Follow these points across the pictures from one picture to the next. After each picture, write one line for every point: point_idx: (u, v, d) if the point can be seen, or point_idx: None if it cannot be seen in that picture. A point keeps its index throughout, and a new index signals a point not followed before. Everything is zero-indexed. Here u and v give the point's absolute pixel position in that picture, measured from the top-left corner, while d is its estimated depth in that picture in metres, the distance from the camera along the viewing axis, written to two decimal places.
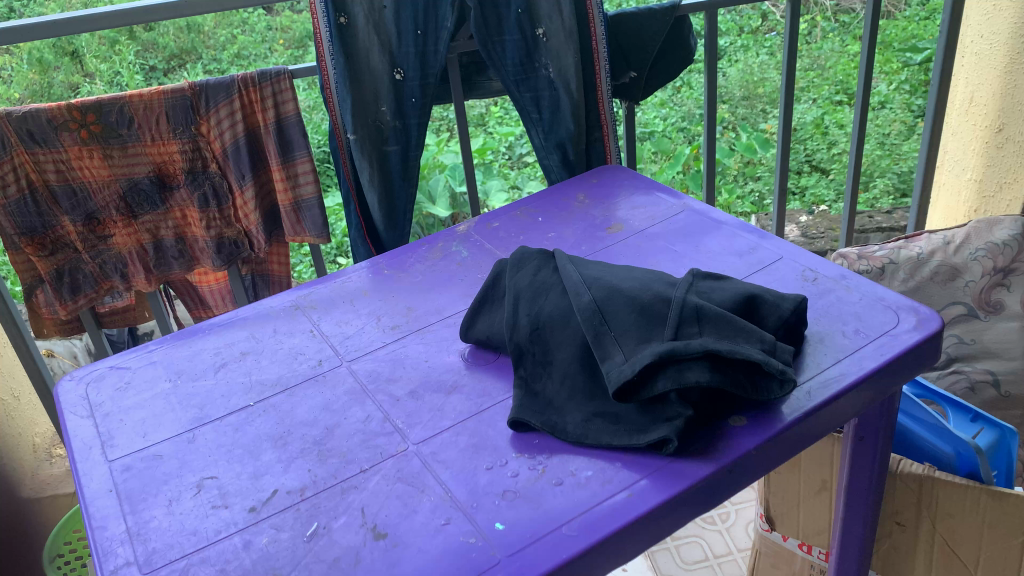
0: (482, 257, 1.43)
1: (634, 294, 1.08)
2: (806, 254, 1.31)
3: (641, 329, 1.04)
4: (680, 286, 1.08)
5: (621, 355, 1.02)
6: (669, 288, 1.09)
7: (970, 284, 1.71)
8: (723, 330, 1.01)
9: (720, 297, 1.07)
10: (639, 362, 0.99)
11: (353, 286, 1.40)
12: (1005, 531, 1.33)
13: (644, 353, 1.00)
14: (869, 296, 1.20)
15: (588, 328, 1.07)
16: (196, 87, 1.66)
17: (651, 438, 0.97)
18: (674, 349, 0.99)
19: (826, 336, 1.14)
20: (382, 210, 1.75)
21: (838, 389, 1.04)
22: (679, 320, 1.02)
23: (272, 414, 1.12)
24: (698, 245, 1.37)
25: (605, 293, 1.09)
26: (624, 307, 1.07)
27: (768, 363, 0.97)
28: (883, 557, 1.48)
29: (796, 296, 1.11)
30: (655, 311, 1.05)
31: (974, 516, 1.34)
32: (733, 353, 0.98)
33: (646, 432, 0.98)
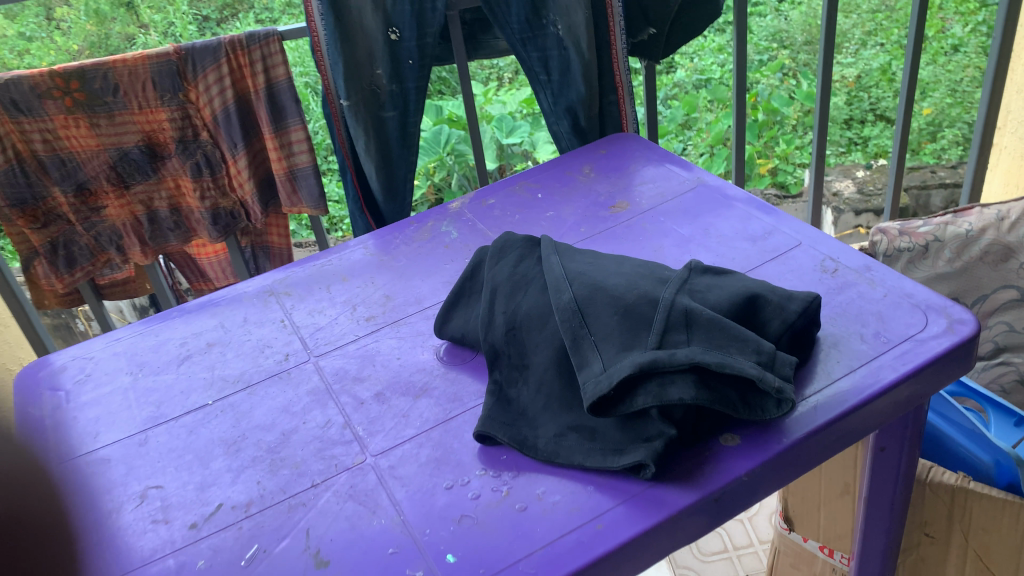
0: (474, 238, 1.32)
1: (618, 292, 0.96)
2: (830, 239, 1.17)
3: (623, 335, 0.92)
4: (671, 284, 0.96)
5: (599, 364, 0.91)
6: (658, 285, 0.96)
7: None
8: (715, 339, 0.89)
9: (717, 297, 0.95)
10: (617, 375, 0.88)
11: (334, 270, 1.32)
12: None
13: (623, 363, 0.89)
14: (894, 292, 1.06)
15: (566, 331, 0.96)
16: (182, 51, 1.55)
17: (627, 462, 0.86)
18: (656, 361, 0.87)
19: (841, 340, 1.00)
20: (380, 180, 1.63)
21: (848, 406, 0.91)
22: (665, 327, 0.91)
23: (230, 414, 1.05)
24: (708, 227, 1.25)
25: (586, 290, 0.98)
26: (606, 309, 0.95)
27: (763, 380, 0.85)
28: (910, 569, 1.35)
29: (806, 295, 0.98)
30: (640, 313, 0.93)
31: (1012, 533, 1.21)
32: (722, 367, 0.86)
33: (623, 453, 0.88)
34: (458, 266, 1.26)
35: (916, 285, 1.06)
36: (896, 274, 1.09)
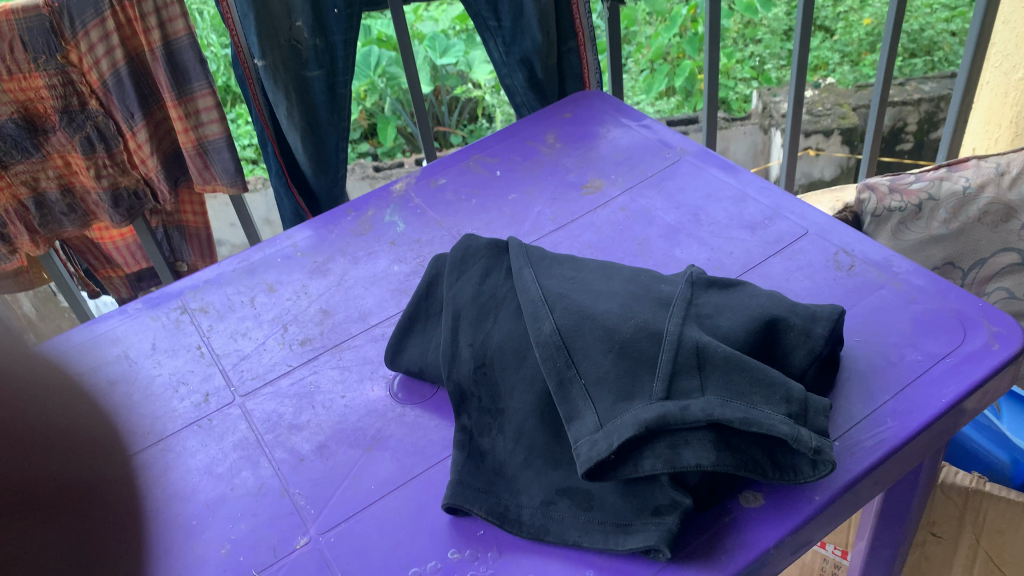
0: (424, 231, 1.12)
1: (610, 322, 0.78)
2: (840, 227, 1.01)
3: (620, 379, 0.75)
4: (674, 310, 0.79)
5: (593, 419, 0.74)
6: (658, 311, 0.79)
7: None
8: (735, 385, 0.73)
9: (730, 325, 0.78)
10: (617, 436, 0.72)
11: (258, 274, 1.10)
12: None
13: (624, 420, 0.73)
14: (923, 297, 0.91)
15: (549, 373, 0.78)
16: (54, 3, 1.27)
17: (634, 542, 0.71)
18: (665, 419, 0.71)
19: (868, 361, 0.85)
20: (308, 151, 1.40)
21: (886, 451, 0.77)
22: (673, 370, 0.74)
23: (141, 479, 0.86)
24: (698, 211, 1.07)
25: (571, 319, 0.80)
26: (598, 344, 0.77)
27: (798, 439, 0.69)
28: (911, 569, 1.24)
29: (832, 311, 0.82)
30: (640, 350, 0.76)
31: None
32: (747, 425, 0.70)
33: (628, 530, 0.72)
34: (408, 270, 1.06)
35: (947, 287, 0.91)
36: (921, 271, 0.94)
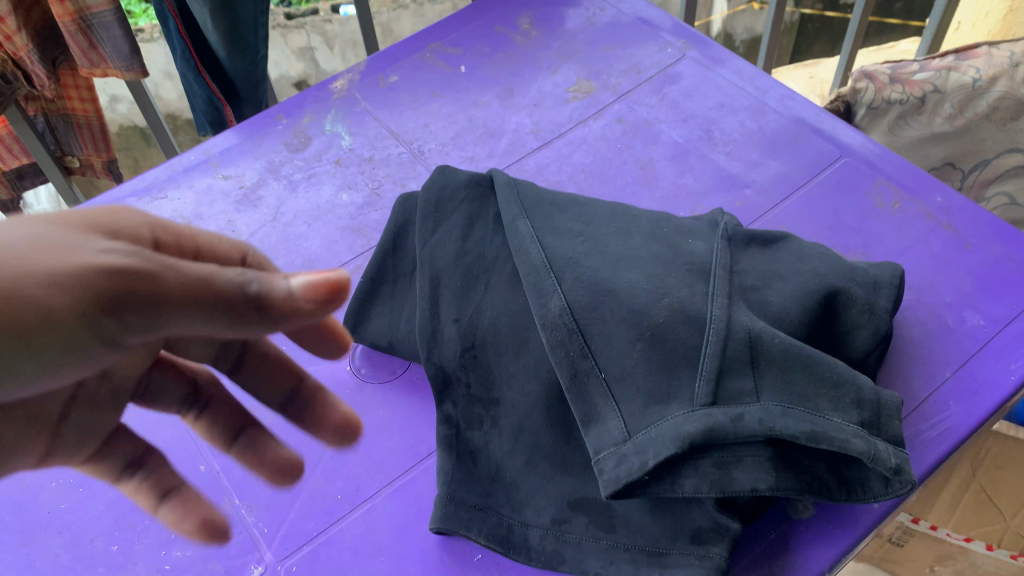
0: (376, 147, 0.92)
1: (636, 301, 0.62)
2: (879, 150, 0.86)
3: (653, 375, 0.60)
4: (715, 285, 0.63)
5: (618, 427, 0.60)
6: (694, 285, 0.63)
7: None
8: (795, 386, 0.59)
9: (781, 303, 0.64)
10: (653, 452, 0.57)
11: (169, 201, 0.88)
12: None
13: (660, 431, 0.58)
14: (981, 242, 0.77)
15: (559, 364, 0.62)
16: None
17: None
18: (715, 434, 0.57)
19: (922, 327, 0.73)
20: (221, 26, 1.13)
21: (953, 445, 0.66)
22: (721, 369, 0.59)
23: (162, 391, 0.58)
24: (710, 125, 0.90)
25: (586, 294, 0.63)
26: (622, 330, 0.62)
27: (876, 459, 0.57)
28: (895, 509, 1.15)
29: (893, 275, 0.68)
30: (678, 340, 0.61)
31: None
32: (815, 441, 0.57)
33: (662, 561, 0.59)
34: (360, 200, 0.87)
35: (1006, 230, 0.78)
36: (976, 208, 0.80)
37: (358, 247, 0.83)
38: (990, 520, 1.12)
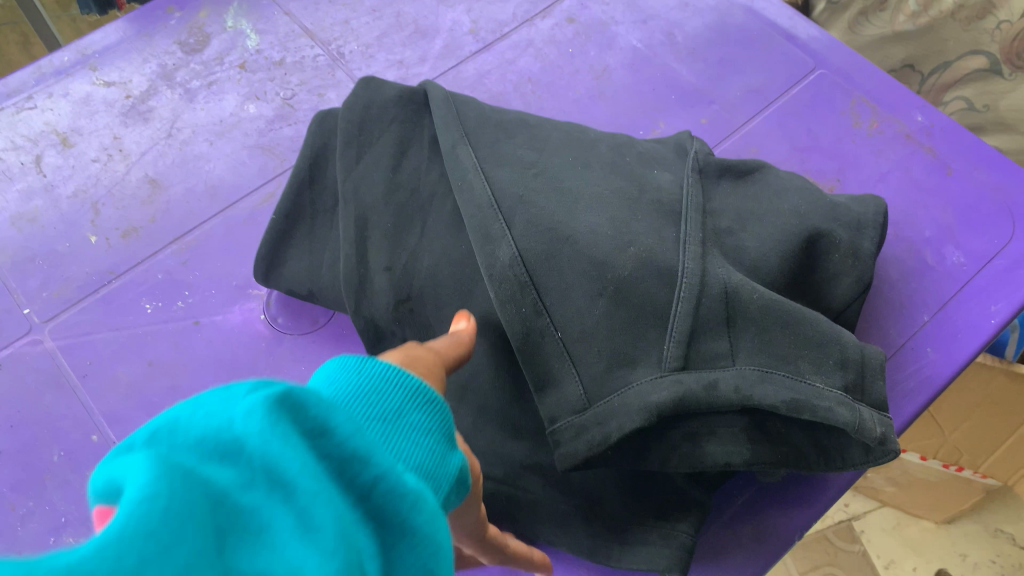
0: (288, 48, 0.79)
1: (598, 249, 0.53)
2: (857, 59, 0.77)
3: (616, 336, 0.52)
4: (687, 229, 0.55)
5: (577, 394, 0.52)
6: (663, 230, 0.55)
7: (1004, 26, 0.98)
8: (776, 348, 0.52)
9: (759, 248, 0.56)
10: (616, 423, 0.50)
11: (37, 112, 0.74)
12: (1001, 412, 0.91)
13: (625, 401, 0.51)
14: (964, 170, 0.70)
15: (508, 323, 0.53)
16: None
17: (635, 559, 0.55)
18: (686, 403, 0.50)
19: (900, 265, 0.67)
20: None
21: (927, 398, 0.62)
22: (693, 330, 0.52)
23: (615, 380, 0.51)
24: (672, 27, 0.80)
25: (540, 240, 0.54)
26: (581, 283, 0.53)
27: (861, 430, 0.50)
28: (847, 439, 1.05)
29: (877, 212, 0.60)
30: (646, 295, 0.52)
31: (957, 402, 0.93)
32: (797, 411, 0.50)
33: (623, 539, 0.56)
34: (270, 113, 0.75)
35: (989, 153, 0.71)
36: (958, 128, 0.73)
37: (270, 170, 0.72)
38: (928, 434, 0.99)
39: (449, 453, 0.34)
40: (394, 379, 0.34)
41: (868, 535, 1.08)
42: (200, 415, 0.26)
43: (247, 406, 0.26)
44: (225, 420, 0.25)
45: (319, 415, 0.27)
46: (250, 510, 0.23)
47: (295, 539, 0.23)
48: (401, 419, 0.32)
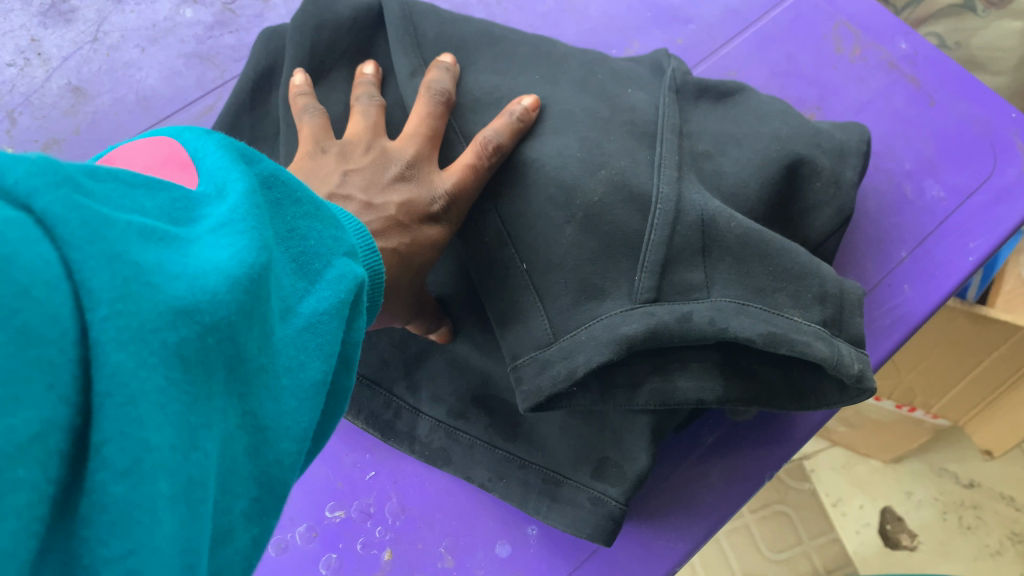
0: None
1: (566, 173, 0.48)
2: None
3: (581, 263, 0.47)
4: (663, 151, 0.50)
5: (542, 328, 0.47)
6: (636, 152, 0.50)
7: None
8: (754, 278, 0.47)
9: (737, 174, 0.53)
10: (582, 357, 0.45)
11: None
12: (953, 350, 0.89)
13: (592, 334, 0.45)
14: (948, 100, 0.67)
15: (486, 255, 0.50)
16: None
17: (561, 517, 0.51)
18: (657, 336, 0.44)
19: (878, 200, 0.64)
20: None
21: (900, 338, 0.60)
22: (668, 259, 0.46)
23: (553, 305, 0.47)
24: None
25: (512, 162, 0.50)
26: (549, 210, 0.48)
27: (839, 365, 0.46)
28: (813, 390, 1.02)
29: (860, 139, 0.57)
30: (615, 220, 0.47)
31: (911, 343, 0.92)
32: (775, 344, 0.45)
33: (555, 491, 0.51)
34: (209, 17, 0.68)
35: (975, 84, 0.68)
36: (942, 57, 0.69)
37: (208, 81, 0.66)
38: (884, 374, 0.97)
39: None
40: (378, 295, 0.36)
41: (818, 473, 1.07)
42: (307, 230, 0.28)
43: (339, 267, 0.28)
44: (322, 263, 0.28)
45: (361, 311, 0.29)
46: (289, 345, 0.25)
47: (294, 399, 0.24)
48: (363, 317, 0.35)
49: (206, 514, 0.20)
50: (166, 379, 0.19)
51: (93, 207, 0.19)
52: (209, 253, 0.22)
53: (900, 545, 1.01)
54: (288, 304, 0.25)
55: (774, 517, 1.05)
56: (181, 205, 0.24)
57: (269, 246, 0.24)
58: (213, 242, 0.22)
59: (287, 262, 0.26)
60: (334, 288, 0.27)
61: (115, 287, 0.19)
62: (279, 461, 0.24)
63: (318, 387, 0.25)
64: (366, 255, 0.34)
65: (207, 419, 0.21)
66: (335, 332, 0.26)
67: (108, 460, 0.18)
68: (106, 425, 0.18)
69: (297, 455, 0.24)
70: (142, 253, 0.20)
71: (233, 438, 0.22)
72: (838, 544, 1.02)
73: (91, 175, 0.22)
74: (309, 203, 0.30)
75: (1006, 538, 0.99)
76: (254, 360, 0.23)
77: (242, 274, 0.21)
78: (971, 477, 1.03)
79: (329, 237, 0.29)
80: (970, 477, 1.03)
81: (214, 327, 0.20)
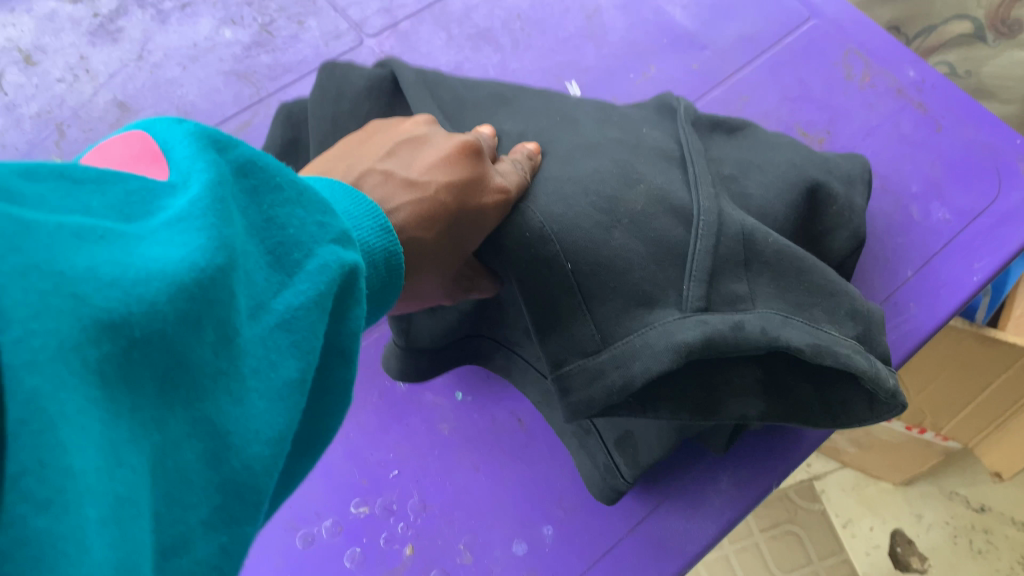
0: None
1: (606, 186, 0.49)
2: (852, 10, 0.75)
3: (631, 269, 0.47)
4: (695, 172, 0.52)
5: (588, 334, 0.47)
6: (668, 172, 0.52)
7: None
8: (792, 294, 0.50)
9: (763, 197, 0.54)
10: (638, 365, 0.45)
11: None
12: (965, 378, 0.90)
13: (647, 342, 0.46)
14: (952, 126, 0.70)
15: (514, 263, 0.48)
16: None
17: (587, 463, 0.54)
18: (713, 345, 0.45)
19: (885, 220, 0.67)
20: None
21: (904, 354, 0.62)
22: (714, 269, 0.48)
23: (609, 308, 0.47)
24: None
25: (563, 168, 0.51)
26: (593, 213, 0.47)
27: (877, 378, 0.48)
28: None
29: (861, 168, 0.60)
30: (658, 231, 0.48)
31: (926, 364, 0.94)
32: (819, 357, 0.47)
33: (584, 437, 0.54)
34: (247, 39, 0.72)
35: (979, 111, 0.70)
36: (948, 85, 0.72)
37: (245, 98, 0.70)
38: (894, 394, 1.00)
39: None
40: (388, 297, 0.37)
41: (828, 494, 1.09)
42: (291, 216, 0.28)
43: (321, 257, 0.27)
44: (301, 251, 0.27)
45: (357, 299, 0.29)
46: (253, 346, 0.24)
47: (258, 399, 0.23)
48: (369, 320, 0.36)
49: (141, 531, 0.19)
50: (87, 399, 0.18)
51: (17, 212, 0.19)
52: (159, 251, 0.21)
53: (911, 567, 1.02)
54: (257, 300, 0.25)
55: (784, 537, 1.06)
56: (137, 196, 0.23)
57: (229, 245, 0.23)
58: (162, 242, 0.21)
59: (259, 255, 0.26)
60: (312, 281, 0.26)
61: (31, 304, 0.17)
62: (247, 467, 0.23)
63: (293, 387, 0.25)
64: (381, 239, 0.35)
65: (131, 439, 0.20)
66: (312, 327, 0.25)
67: (28, 493, 0.16)
68: (22, 453, 0.16)
69: (270, 460, 0.23)
70: (71, 257, 0.19)
71: (179, 447, 0.21)
72: (848, 565, 1.03)
73: (32, 173, 0.21)
74: (291, 186, 0.29)
75: (1017, 563, 1.00)
76: (206, 366, 0.22)
77: (184, 278, 0.20)
78: (982, 501, 1.04)
79: (313, 224, 0.28)
80: (981, 501, 1.04)
81: (144, 336, 0.20)
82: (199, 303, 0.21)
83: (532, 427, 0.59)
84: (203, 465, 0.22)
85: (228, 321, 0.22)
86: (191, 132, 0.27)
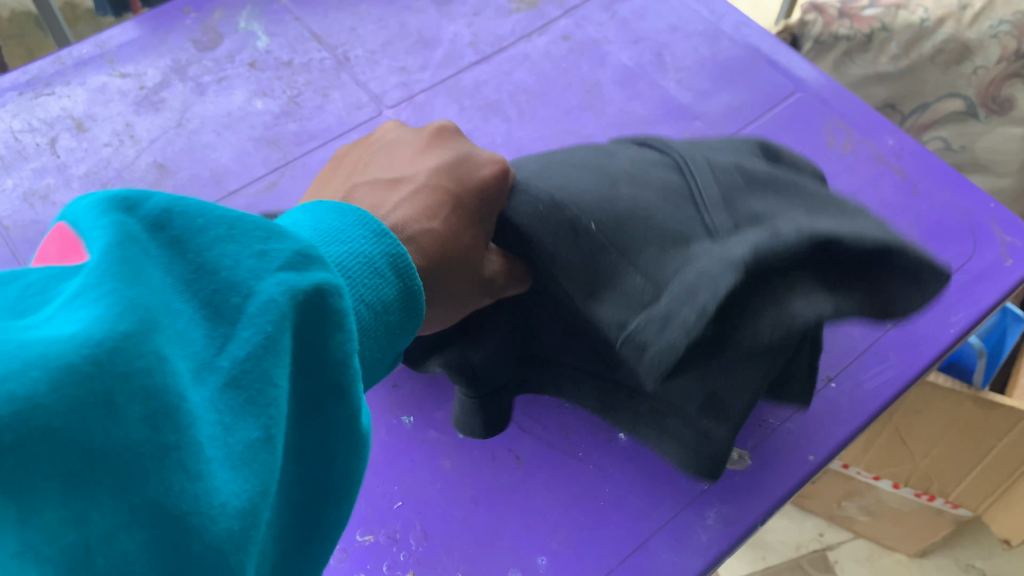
0: (295, 50, 0.83)
1: (594, 167, 0.50)
2: (834, 84, 0.82)
3: (652, 222, 0.46)
4: (670, 150, 0.53)
5: (638, 288, 0.45)
6: (647, 153, 0.53)
7: (980, 72, 0.99)
8: (801, 204, 0.48)
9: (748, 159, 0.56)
10: (700, 292, 0.41)
11: (56, 98, 0.79)
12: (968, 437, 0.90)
13: (697, 273, 0.42)
14: (929, 189, 0.74)
15: (545, 243, 0.48)
16: None
17: (669, 444, 0.57)
18: (764, 253, 0.42)
19: None
20: None
21: (886, 399, 0.65)
22: (726, 206, 0.47)
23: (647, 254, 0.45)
24: (661, 49, 0.85)
25: (546, 164, 0.53)
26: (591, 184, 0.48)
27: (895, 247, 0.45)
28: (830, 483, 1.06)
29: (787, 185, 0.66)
30: (658, 187, 0.49)
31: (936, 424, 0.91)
32: (856, 236, 0.44)
33: (662, 421, 0.56)
34: (277, 109, 0.79)
35: (954, 176, 0.75)
36: (926, 153, 0.77)
37: (273, 161, 0.76)
38: (899, 461, 0.97)
39: (385, 358, 0.38)
40: (413, 298, 0.38)
41: (841, 565, 1.10)
42: (230, 251, 0.27)
43: (271, 283, 0.27)
44: (250, 282, 0.27)
45: (333, 325, 0.28)
46: (201, 408, 0.24)
47: (223, 468, 0.24)
48: (387, 332, 0.37)
49: None
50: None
51: None
52: (49, 338, 0.22)
53: None
54: (201, 359, 0.25)
55: None
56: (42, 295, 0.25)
57: (131, 313, 0.23)
58: (53, 330, 0.22)
59: (195, 311, 0.26)
60: (257, 324, 0.26)
61: None
62: (210, 547, 0.23)
63: (255, 448, 0.25)
64: (376, 248, 0.36)
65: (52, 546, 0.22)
66: (263, 376, 0.26)
67: None
68: None
69: (242, 533, 0.24)
70: None
71: (120, 535, 0.23)
72: None
73: None
74: (229, 228, 0.28)
75: None
76: (140, 451, 0.23)
77: (74, 357, 0.22)
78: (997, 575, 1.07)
79: (254, 255, 0.27)
80: None
81: (20, 440, 0.21)
82: (99, 383, 0.22)
83: (529, 465, 0.62)
84: (149, 554, 0.23)
85: (154, 393, 0.23)
86: (100, 201, 0.27)
